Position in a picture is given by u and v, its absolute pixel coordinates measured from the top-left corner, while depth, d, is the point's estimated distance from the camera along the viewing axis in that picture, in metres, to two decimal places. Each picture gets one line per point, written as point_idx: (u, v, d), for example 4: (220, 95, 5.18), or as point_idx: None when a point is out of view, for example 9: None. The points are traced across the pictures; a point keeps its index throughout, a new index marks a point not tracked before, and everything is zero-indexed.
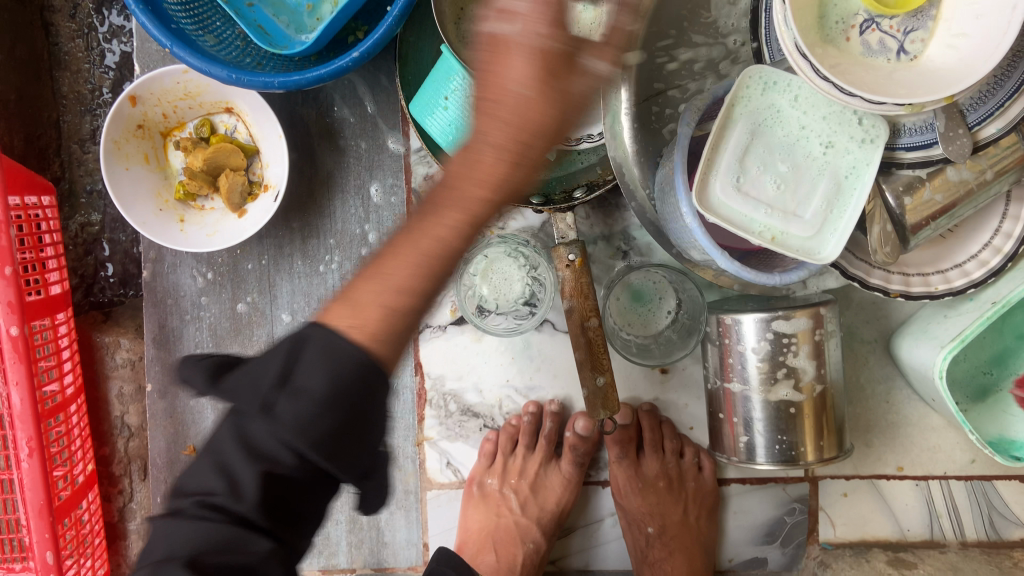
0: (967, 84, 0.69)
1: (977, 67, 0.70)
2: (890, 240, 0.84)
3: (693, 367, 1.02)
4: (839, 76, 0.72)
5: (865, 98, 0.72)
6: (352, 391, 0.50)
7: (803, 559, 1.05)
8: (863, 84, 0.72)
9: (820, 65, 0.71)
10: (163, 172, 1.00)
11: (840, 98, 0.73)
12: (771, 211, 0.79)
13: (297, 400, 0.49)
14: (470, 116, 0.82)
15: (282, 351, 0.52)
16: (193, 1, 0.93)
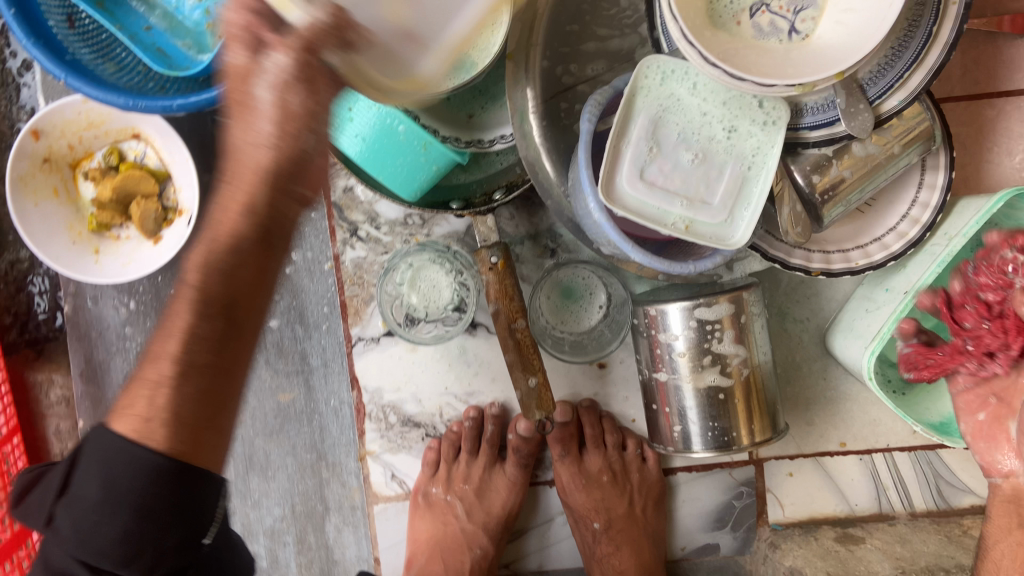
0: (855, 61, 0.69)
1: (865, 41, 0.69)
2: (800, 220, 0.85)
3: (630, 359, 1.01)
4: (728, 61, 0.71)
5: (757, 82, 0.71)
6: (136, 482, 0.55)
7: (754, 541, 1.05)
8: (752, 69, 0.71)
9: (706, 53, 0.70)
10: (75, 206, 0.97)
11: (731, 84, 0.72)
12: (680, 201, 0.78)
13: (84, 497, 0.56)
14: (375, 129, 0.83)
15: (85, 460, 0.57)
16: (90, 31, 0.92)
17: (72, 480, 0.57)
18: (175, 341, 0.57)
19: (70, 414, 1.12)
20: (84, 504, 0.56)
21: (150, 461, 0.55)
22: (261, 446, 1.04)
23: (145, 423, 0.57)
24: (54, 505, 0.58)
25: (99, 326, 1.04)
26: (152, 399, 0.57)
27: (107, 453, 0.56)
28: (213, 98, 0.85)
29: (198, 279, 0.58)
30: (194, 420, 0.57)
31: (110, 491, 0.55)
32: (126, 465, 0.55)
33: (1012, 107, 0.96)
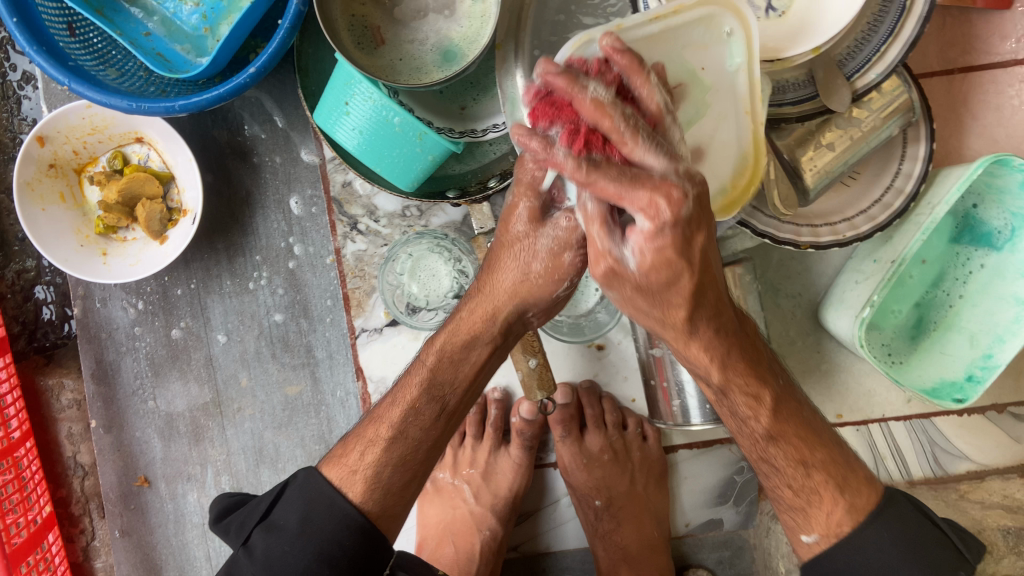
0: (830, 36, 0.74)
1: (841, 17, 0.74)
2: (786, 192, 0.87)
3: (627, 341, 1.04)
4: None
5: None
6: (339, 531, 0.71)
7: (757, 515, 1.07)
8: None
9: None
10: (81, 209, 1.01)
11: None
12: None
13: (284, 530, 0.72)
14: (372, 121, 0.85)
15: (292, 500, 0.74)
16: (91, 38, 0.95)
17: (275, 509, 0.74)
18: (391, 425, 0.75)
19: (82, 416, 1.14)
20: (285, 532, 0.71)
21: (348, 516, 0.72)
22: (270, 439, 1.06)
23: (353, 473, 0.74)
24: (253, 528, 0.73)
25: (108, 327, 1.06)
26: (366, 454, 0.75)
27: (312, 494, 0.73)
28: (213, 97, 0.87)
29: (435, 364, 0.75)
30: (394, 486, 0.74)
31: (315, 527, 0.71)
32: (333, 514, 0.72)
33: (989, 80, 0.98)
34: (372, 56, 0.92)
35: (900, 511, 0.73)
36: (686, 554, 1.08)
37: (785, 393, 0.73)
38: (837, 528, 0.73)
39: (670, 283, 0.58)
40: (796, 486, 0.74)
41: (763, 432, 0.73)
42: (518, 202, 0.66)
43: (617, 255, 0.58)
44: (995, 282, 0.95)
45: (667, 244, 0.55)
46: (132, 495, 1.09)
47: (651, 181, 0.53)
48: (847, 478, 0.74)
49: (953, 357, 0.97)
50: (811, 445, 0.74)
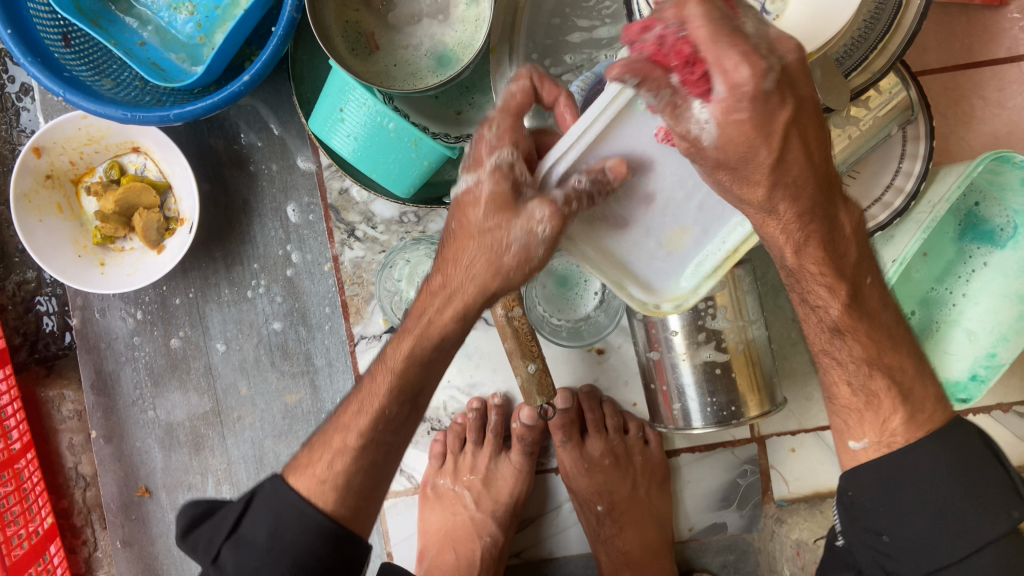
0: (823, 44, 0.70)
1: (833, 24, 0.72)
2: None
3: (627, 344, 1.03)
4: None
5: None
6: (307, 543, 0.68)
7: (761, 518, 1.06)
8: None
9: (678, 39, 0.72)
10: (78, 219, 1.01)
11: None
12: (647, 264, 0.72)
13: (245, 550, 0.68)
14: (367, 127, 0.85)
15: (260, 511, 0.70)
16: (85, 48, 0.94)
17: (243, 523, 0.70)
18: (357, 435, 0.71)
19: (83, 427, 1.13)
20: (254, 548, 0.68)
21: (319, 523, 0.69)
22: (270, 448, 1.06)
23: (321, 482, 0.71)
24: (221, 545, 0.69)
25: (108, 337, 1.06)
26: (335, 464, 0.71)
27: (279, 508, 0.70)
28: (208, 105, 0.87)
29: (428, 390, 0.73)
30: (364, 490, 0.71)
31: (286, 542, 0.68)
32: (304, 525, 0.69)
33: (990, 76, 0.98)
34: (367, 63, 0.92)
35: (964, 440, 0.69)
36: (690, 558, 1.08)
37: (865, 296, 0.70)
38: (891, 437, 0.71)
39: (749, 156, 0.56)
40: (853, 383, 0.73)
41: (831, 324, 0.71)
42: (488, 171, 0.62)
43: (694, 134, 0.54)
44: (998, 281, 0.95)
45: (745, 115, 0.52)
46: (132, 506, 1.09)
47: (749, 43, 0.50)
48: (912, 386, 0.72)
49: (956, 357, 0.96)
50: (881, 348, 0.71)
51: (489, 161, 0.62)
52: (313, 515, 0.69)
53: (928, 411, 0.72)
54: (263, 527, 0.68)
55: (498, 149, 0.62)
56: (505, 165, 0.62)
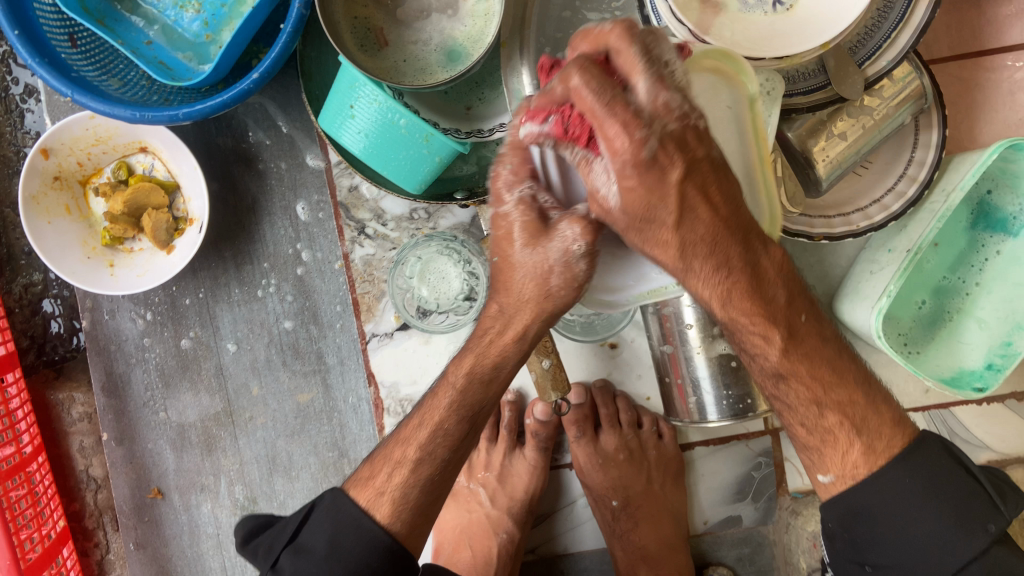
0: (839, 30, 0.71)
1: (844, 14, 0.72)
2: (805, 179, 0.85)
3: (640, 338, 1.02)
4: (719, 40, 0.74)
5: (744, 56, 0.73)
6: (362, 555, 0.69)
7: (776, 511, 1.05)
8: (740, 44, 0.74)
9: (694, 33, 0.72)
10: (87, 221, 1.00)
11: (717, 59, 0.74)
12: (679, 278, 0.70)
13: (303, 557, 0.70)
14: (379, 125, 0.84)
15: (324, 524, 0.72)
16: (92, 48, 0.94)
17: (302, 531, 0.72)
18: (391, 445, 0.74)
19: (94, 429, 1.13)
20: (312, 555, 0.70)
21: (377, 538, 0.70)
22: (283, 448, 1.06)
23: (378, 494, 0.72)
24: (282, 552, 0.72)
25: (118, 339, 1.05)
26: (393, 475, 0.73)
27: (340, 518, 0.72)
28: (216, 104, 0.86)
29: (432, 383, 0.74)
30: (423, 506, 0.72)
31: (342, 554, 0.69)
32: (360, 536, 0.70)
33: (1001, 63, 0.97)
34: (376, 59, 0.92)
35: (934, 456, 0.67)
36: (706, 552, 1.07)
37: (806, 335, 0.68)
38: (854, 469, 0.68)
39: (652, 217, 0.59)
40: (808, 425, 0.70)
41: (772, 370, 0.69)
42: (514, 207, 0.65)
43: (603, 193, 0.60)
44: (1012, 267, 0.95)
45: (633, 180, 0.57)
46: (145, 507, 1.08)
47: (630, 111, 0.54)
48: (868, 419, 0.68)
49: (970, 346, 0.96)
50: (827, 385, 0.69)
51: (511, 197, 0.65)
52: (376, 531, 0.70)
53: (896, 430, 0.69)
54: (325, 539, 0.71)
55: (518, 185, 0.64)
56: (529, 196, 0.65)
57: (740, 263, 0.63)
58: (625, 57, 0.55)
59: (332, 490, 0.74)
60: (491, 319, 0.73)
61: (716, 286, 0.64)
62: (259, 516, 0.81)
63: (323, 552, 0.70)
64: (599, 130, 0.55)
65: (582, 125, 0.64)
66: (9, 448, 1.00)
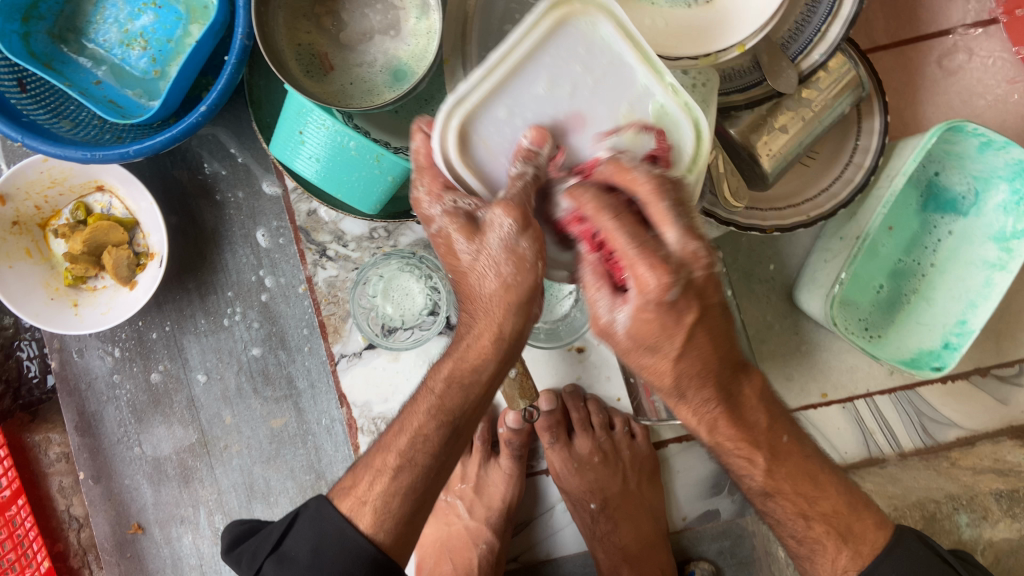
0: (752, 31, 0.75)
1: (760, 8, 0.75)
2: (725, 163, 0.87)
3: (606, 340, 1.04)
4: None
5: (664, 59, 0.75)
6: (341, 562, 0.71)
7: (753, 502, 1.06)
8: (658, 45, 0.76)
9: None
10: (48, 262, 1.01)
11: None
12: None
13: (283, 562, 0.72)
14: (329, 149, 0.85)
15: (310, 537, 0.73)
16: (40, 91, 0.94)
17: (287, 539, 0.74)
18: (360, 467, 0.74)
19: (72, 469, 1.13)
20: (296, 563, 0.71)
21: (362, 551, 0.71)
22: (260, 474, 1.06)
23: (363, 504, 0.73)
24: (266, 559, 0.74)
25: (87, 377, 1.06)
26: (375, 484, 0.73)
27: (324, 529, 0.73)
28: (167, 138, 0.87)
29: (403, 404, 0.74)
30: (404, 515, 0.72)
31: (325, 563, 0.71)
32: (345, 548, 0.71)
33: (939, 47, 0.99)
34: (322, 84, 0.92)
35: (911, 553, 0.72)
36: (687, 548, 1.08)
37: (784, 457, 0.73)
38: (840, 574, 0.72)
39: (656, 348, 0.62)
40: (798, 536, 0.74)
41: (759, 488, 0.73)
42: (442, 219, 0.68)
43: (607, 317, 0.62)
44: (963, 247, 0.97)
45: (651, 314, 0.60)
46: (126, 543, 1.09)
47: (660, 255, 0.58)
48: (851, 525, 0.73)
49: (929, 326, 0.97)
50: (812, 499, 0.73)
51: (436, 212, 0.68)
52: (363, 545, 0.71)
53: (873, 536, 0.73)
54: (309, 549, 0.72)
55: (438, 200, 0.68)
56: (456, 206, 0.67)
57: (715, 394, 0.68)
58: (654, 209, 0.59)
59: (317, 501, 0.75)
60: (475, 315, 0.72)
61: (705, 415, 0.69)
62: (244, 523, 0.84)
63: (308, 559, 0.71)
64: (665, 159, 0.62)
65: (499, 117, 0.65)
66: None
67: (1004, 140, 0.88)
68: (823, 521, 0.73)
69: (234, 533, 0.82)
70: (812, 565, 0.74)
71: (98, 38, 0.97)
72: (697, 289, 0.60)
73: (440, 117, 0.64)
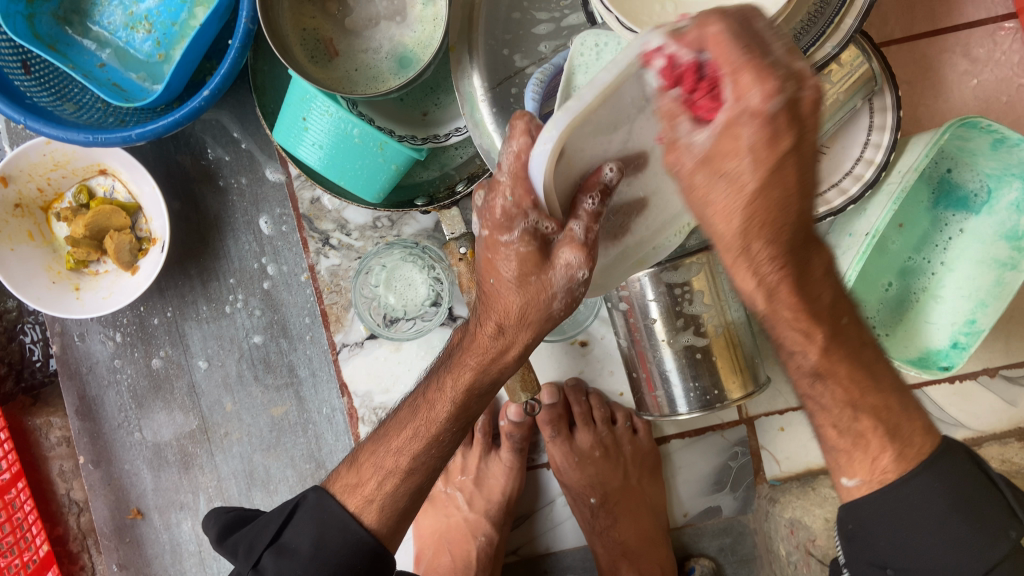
0: None
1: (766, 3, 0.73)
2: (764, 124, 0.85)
3: (610, 334, 1.02)
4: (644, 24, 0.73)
5: None
6: (343, 555, 0.72)
7: (755, 499, 1.05)
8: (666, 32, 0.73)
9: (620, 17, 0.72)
10: (51, 246, 1.00)
11: None
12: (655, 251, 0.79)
13: (282, 555, 0.72)
14: (332, 135, 0.84)
15: (311, 529, 0.73)
16: (44, 74, 0.93)
17: (286, 531, 0.74)
18: None
19: (73, 453, 1.13)
20: (297, 555, 0.72)
21: (362, 542, 0.73)
22: (260, 462, 1.06)
23: (368, 501, 0.74)
24: (263, 552, 0.74)
25: (89, 362, 1.06)
26: (384, 483, 0.74)
27: (323, 517, 0.74)
28: (170, 123, 0.86)
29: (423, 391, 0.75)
30: (405, 511, 0.75)
31: (327, 553, 0.72)
32: (346, 540, 0.73)
33: (954, 42, 0.97)
34: (327, 69, 0.92)
35: (959, 464, 0.66)
36: (687, 544, 1.07)
37: (845, 337, 0.66)
38: (882, 475, 0.66)
39: (731, 176, 0.50)
40: (841, 425, 0.67)
41: (809, 368, 0.66)
42: (516, 239, 0.61)
43: (680, 141, 0.50)
44: (973, 245, 0.95)
45: (745, 137, 0.47)
46: (126, 529, 1.09)
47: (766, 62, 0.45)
48: (901, 426, 0.67)
49: (938, 326, 0.96)
50: (863, 388, 0.67)
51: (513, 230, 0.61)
52: (363, 538, 0.73)
53: (918, 442, 0.67)
54: (311, 540, 0.73)
55: (519, 220, 0.60)
56: (533, 228, 0.61)
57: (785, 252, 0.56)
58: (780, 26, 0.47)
59: (316, 491, 0.77)
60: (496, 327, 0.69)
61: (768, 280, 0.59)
62: (229, 511, 0.85)
63: (310, 551, 0.72)
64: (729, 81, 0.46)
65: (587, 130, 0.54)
66: None
67: (1019, 138, 0.85)
68: (871, 413, 0.67)
69: (217, 524, 0.82)
70: (849, 461, 0.68)
71: (102, 20, 0.96)
72: (801, 110, 0.47)
73: (548, 143, 0.52)
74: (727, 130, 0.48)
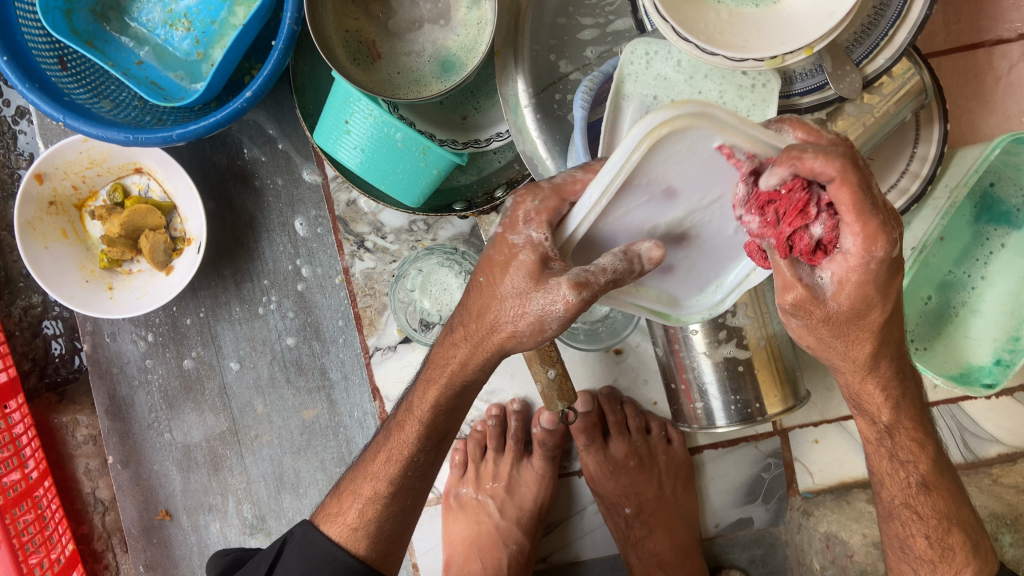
0: (821, 34, 0.70)
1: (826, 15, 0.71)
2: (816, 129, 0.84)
3: (645, 343, 1.02)
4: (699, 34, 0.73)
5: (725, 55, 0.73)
6: None
7: (787, 511, 1.05)
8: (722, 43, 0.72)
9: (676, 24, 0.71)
10: (85, 244, 1.00)
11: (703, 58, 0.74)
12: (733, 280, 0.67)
13: None
14: (376, 139, 0.83)
15: (299, 561, 0.74)
16: (82, 71, 0.92)
17: (276, 566, 0.75)
18: (413, 472, 0.73)
19: (99, 452, 1.12)
20: None
21: (349, 567, 0.73)
22: (290, 465, 1.05)
23: (353, 530, 0.74)
24: None
25: (119, 361, 1.05)
26: (364, 511, 0.74)
27: (311, 551, 0.74)
28: (211, 124, 0.85)
29: (427, 416, 0.69)
30: (393, 534, 0.75)
31: None
32: (333, 567, 0.73)
33: (1001, 54, 0.96)
34: (369, 72, 0.91)
35: None
36: (718, 554, 1.07)
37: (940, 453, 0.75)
38: None
39: (862, 314, 0.58)
40: (932, 537, 0.74)
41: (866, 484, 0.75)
42: (523, 243, 0.57)
43: (808, 281, 0.56)
44: (1017, 261, 0.94)
45: (860, 281, 0.55)
46: (153, 529, 1.08)
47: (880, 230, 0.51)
48: (980, 539, 0.76)
49: (979, 342, 0.95)
50: (958, 504, 0.75)
51: (521, 237, 0.57)
52: (351, 564, 0.73)
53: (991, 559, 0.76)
54: (297, 575, 0.73)
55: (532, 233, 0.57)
56: (538, 242, 0.57)
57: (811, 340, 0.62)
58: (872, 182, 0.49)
59: (302, 526, 0.77)
60: None
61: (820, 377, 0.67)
62: (228, 552, 0.85)
63: None
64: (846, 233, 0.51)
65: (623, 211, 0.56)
66: (15, 476, 0.99)
67: None
68: (961, 529, 0.74)
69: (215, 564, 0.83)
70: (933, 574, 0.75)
71: (141, 17, 0.95)
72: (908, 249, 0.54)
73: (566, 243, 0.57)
74: (844, 275, 0.55)
